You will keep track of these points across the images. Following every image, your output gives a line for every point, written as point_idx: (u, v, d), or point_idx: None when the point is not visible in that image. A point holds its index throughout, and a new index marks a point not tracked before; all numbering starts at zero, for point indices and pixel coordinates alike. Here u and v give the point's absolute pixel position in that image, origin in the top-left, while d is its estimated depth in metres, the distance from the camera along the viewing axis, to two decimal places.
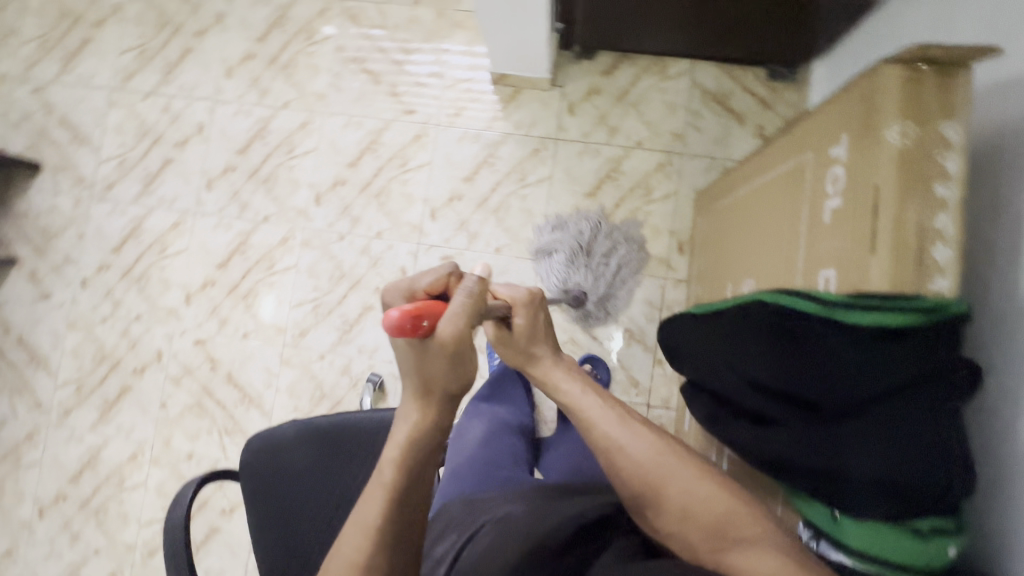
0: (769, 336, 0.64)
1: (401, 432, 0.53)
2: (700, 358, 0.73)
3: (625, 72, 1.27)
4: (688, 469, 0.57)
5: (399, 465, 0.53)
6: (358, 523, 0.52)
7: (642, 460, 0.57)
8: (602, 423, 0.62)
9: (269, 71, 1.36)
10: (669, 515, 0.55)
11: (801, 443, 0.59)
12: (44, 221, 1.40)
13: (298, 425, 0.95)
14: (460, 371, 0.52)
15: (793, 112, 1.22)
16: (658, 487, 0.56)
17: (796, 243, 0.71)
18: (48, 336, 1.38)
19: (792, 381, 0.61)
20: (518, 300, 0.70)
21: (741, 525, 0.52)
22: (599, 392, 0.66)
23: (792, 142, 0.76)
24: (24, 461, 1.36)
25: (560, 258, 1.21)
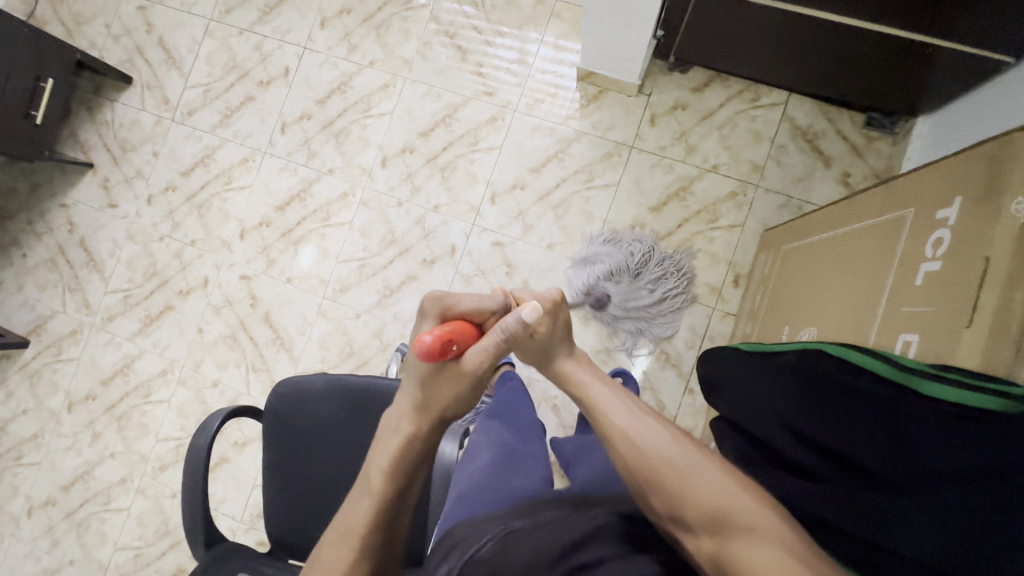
0: (827, 394, 0.63)
1: (391, 443, 0.56)
2: (747, 399, 0.71)
3: (715, 92, 1.23)
4: (697, 459, 0.49)
5: (387, 474, 0.55)
6: (346, 531, 0.54)
7: (648, 448, 0.51)
8: (611, 413, 0.55)
9: (362, 28, 1.37)
10: (672, 511, 0.48)
11: (840, 501, 0.54)
12: (125, 133, 1.46)
13: (328, 379, 0.94)
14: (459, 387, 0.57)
15: (884, 166, 1.17)
16: (661, 479, 0.49)
17: (876, 301, 0.68)
18: (108, 243, 1.43)
19: (839, 439, 0.58)
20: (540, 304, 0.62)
21: (745, 516, 0.45)
22: (610, 381, 0.59)
23: (891, 195, 0.72)
24: (64, 355, 1.42)
25: (600, 268, 1.19)
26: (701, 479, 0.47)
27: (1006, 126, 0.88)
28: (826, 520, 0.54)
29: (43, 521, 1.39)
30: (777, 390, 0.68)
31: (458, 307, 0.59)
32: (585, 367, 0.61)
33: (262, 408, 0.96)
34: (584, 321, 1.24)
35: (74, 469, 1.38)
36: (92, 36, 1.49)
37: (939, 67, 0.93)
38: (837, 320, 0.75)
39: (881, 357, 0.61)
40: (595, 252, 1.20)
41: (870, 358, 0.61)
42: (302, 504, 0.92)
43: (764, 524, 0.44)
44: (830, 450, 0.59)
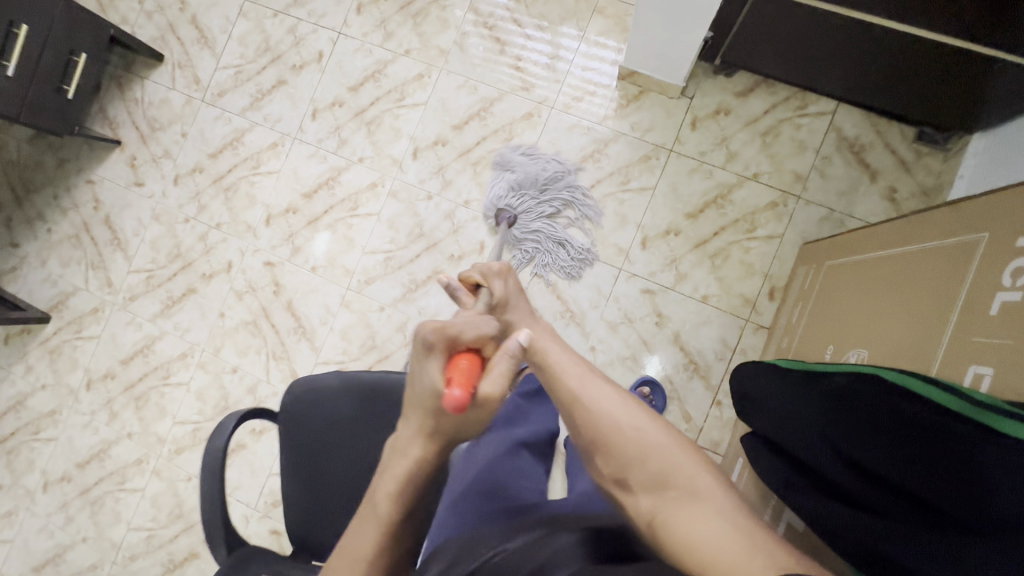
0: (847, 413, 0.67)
1: (398, 467, 0.55)
2: (799, 426, 0.74)
3: (760, 98, 1.20)
4: (643, 421, 0.57)
5: (394, 499, 0.55)
6: (353, 558, 0.55)
7: (603, 407, 0.58)
8: (565, 375, 0.62)
9: (399, 16, 1.34)
10: (615, 468, 0.55)
11: (871, 527, 0.59)
12: (154, 111, 1.44)
13: (340, 376, 0.93)
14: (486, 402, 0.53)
15: (933, 182, 1.13)
16: (607, 439, 0.56)
17: (943, 327, 0.65)
18: (133, 222, 1.42)
19: (877, 462, 0.60)
20: (491, 273, 0.75)
21: (679, 475, 0.52)
22: (567, 350, 0.67)
23: (964, 216, 0.68)
24: (85, 332, 1.42)
25: (510, 177, 1.25)
26: (642, 437, 0.55)
27: None
28: (871, 549, 0.59)
29: (58, 497, 1.39)
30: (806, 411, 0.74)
31: (463, 338, 0.53)
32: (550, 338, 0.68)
33: (276, 410, 0.95)
34: (612, 327, 1.21)
35: (91, 447, 1.38)
36: (124, 12, 1.47)
37: (1003, 82, 0.89)
38: (894, 344, 0.72)
39: (947, 389, 0.59)
40: (510, 161, 1.25)
41: (940, 391, 0.59)
42: (324, 502, 0.91)
43: (699, 483, 0.51)
44: (876, 478, 0.61)
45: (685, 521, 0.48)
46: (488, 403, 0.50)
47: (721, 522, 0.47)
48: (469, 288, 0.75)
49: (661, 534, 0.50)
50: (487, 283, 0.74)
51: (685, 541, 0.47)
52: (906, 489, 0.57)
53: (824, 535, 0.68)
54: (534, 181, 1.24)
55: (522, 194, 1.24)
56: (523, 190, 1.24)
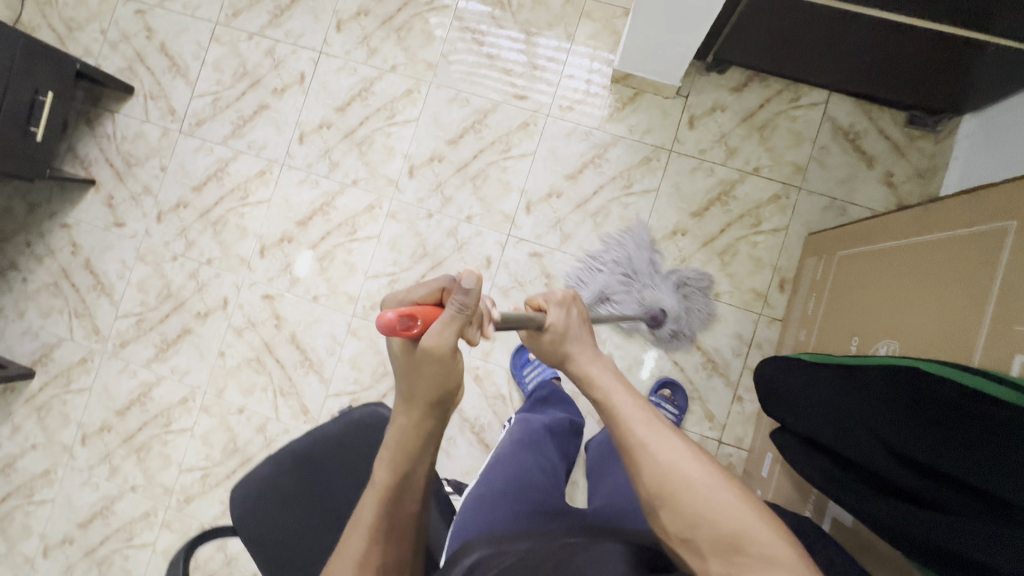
0: (883, 402, 0.69)
1: (390, 434, 0.57)
2: (840, 420, 0.74)
3: (754, 92, 1.20)
4: (713, 477, 0.50)
5: (389, 465, 0.57)
6: (358, 522, 0.57)
7: (662, 465, 0.50)
8: (631, 423, 0.54)
9: (382, 31, 1.30)
10: (681, 525, 0.49)
11: (922, 518, 0.61)
12: (128, 146, 1.37)
13: (268, 460, 0.91)
14: (444, 377, 0.52)
15: (928, 164, 1.15)
16: (675, 492, 0.49)
17: (980, 317, 0.66)
18: (116, 265, 1.35)
19: (924, 453, 0.61)
20: (551, 300, 0.66)
21: (757, 539, 0.45)
22: (635, 395, 0.58)
23: (989, 205, 0.69)
24: (74, 385, 1.34)
25: (606, 290, 1.18)
26: (708, 495, 0.48)
27: None
28: (915, 536, 0.61)
29: (61, 561, 1.31)
30: (835, 403, 0.76)
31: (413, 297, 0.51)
32: (613, 378, 0.60)
33: (230, 528, 0.89)
34: (627, 332, 1.20)
35: (92, 505, 1.31)
36: (86, 43, 1.39)
37: (997, 65, 0.91)
38: (929, 335, 0.73)
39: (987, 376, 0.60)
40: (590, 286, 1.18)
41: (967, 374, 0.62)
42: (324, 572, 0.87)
43: (778, 549, 0.45)
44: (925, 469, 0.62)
45: None
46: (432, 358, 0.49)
47: None
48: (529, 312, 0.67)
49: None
50: (546, 308, 0.66)
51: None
52: (960, 479, 0.58)
53: (880, 532, 0.67)
54: (617, 283, 1.18)
55: (615, 300, 1.18)
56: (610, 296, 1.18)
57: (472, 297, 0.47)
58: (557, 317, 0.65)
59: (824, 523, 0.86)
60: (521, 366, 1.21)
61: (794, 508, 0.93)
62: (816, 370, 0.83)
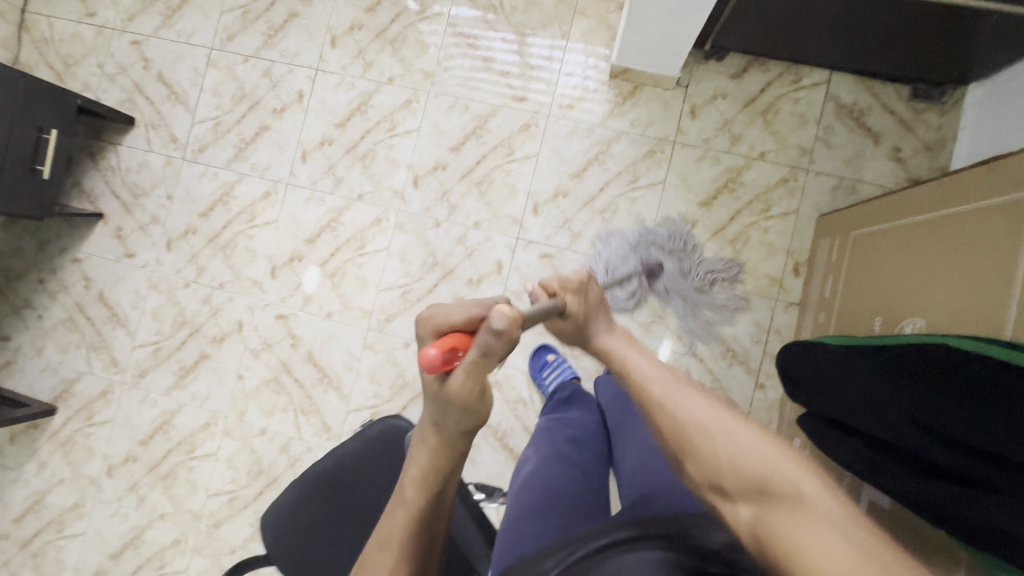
0: (910, 381, 0.69)
1: (420, 456, 0.55)
2: (874, 405, 0.72)
3: (754, 77, 1.19)
4: (732, 424, 0.49)
5: (420, 483, 0.55)
6: (384, 536, 0.55)
7: (684, 414, 0.51)
8: (647, 379, 0.55)
9: (376, 44, 1.30)
10: (705, 474, 0.48)
11: (961, 495, 0.60)
12: (133, 177, 1.38)
13: (294, 491, 0.91)
14: (472, 412, 0.51)
15: (936, 136, 1.14)
16: (697, 442, 0.49)
17: (1007, 289, 0.65)
18: (130, 296, 1.36)
19: (965, 433, 0.60)
20: (568, 286, 0.64)
21: (781, 479, 0.44)
22: (647, 353, 0.60)
23: (1008, 175, 0.68)
24: (97, 418, 1.35)
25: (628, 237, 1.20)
26: (732, 440, 0.47)
27: None
28: (955, 514, 0.60)
29: None
30: (862, 384, 0.75)
31: (450, 322, 0.50)
32: (626, 343, 0.62)
33: (272, 561, 0.90)
34: (643, 327, 1.20)
35: (122, 535, 1.32)
36: (85, 78, 1.40)
37: (1000, 31, 0.90)
38: (955, 311, 0.72)
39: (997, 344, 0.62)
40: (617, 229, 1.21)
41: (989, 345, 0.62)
42: None
43: (805, 489, 0.43)
44: (964, 446, 0.61)
45: (790, 532, 0.41)
46: (460, 393, 0.49)
47: (835, 537, 0.39)
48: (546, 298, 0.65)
49: (769, 548, 0.42)
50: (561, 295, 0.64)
51: (790, 548, 0.40)
52: (1003, 457, 0.57)
53: (924, 513, 0.66)
54: (618, 248, 1.19)
55: (619, 267, 1.18)
56: (614, 262, 1.19)
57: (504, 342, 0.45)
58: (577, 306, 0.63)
59: (861, 507, 0.85)
60: (539, 369, 1.20)
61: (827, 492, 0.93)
62: (840, 354, 0.82)
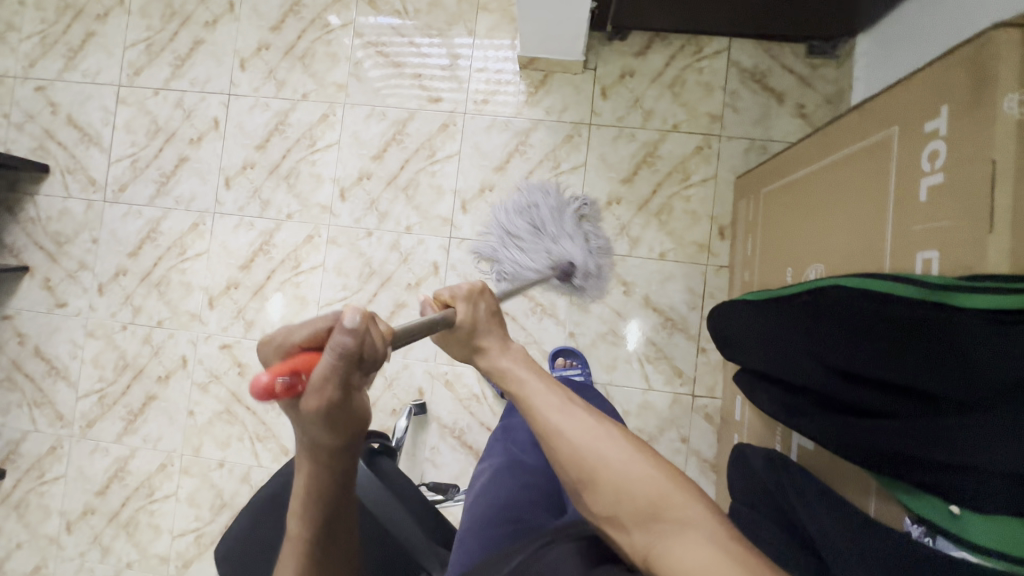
0: (847, 327, 0.64)
1: (298, 486, 0.50)
2: (795, 356, 0.72)
3: (658, 53, 1.22)
4: (628, 452, 0.50)
5: (303, 518, 0.50)
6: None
7: (579, 445, 0.51)
8: (546, 411, 0.55)
9: (286, 62, 1.30)
10: (603, 506, 0.48)
11: (877, 428, 0.59)
12: (55, 226, 1.34)
13: (243, 516, 0.90)
14: (342, 431, 0.45)
15: (834, 90, 1.18)
16: (593, 472, 0.49)
17: (882, 225, 0.68)
18: (67, 346, 1.33)
19: (873, 368, 0.60)
20: (459, 295, 0.66)
21: (675, 507, 0.45)
22: (551, 384, 0.60)
23: (871, 117, 0.71)
24: (48, 475, 1.31)
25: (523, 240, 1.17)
26: (627, 471, 0.48)
27: (935, 41, 0.91)
28: (879, 451, 0.59)
29: None
30: (806, 333, 0.71)
31: (292, 342, 0.43)
32: (526, 367, 0.61)
33: None
34: (584, 308, 1.22)
35: None
36: None
37: None
38: (845, 253, 0.76)
39: (894, 278, 0.62)
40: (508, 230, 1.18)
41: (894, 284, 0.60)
42: None
43: (692, 512, 0.45)
44: (871, 381, 0.61)
45: (677, 556, 0.42)
46: (324, 410, 0.42)
47: (714, 550, 0.41)
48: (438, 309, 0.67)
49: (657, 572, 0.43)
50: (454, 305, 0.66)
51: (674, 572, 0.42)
52: (909, 386, 0.57)
53: (847, 454, 0.65)
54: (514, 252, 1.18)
55: (520, 240, 1.18)
56: (517, 240, 1.18)
57: (360, 340, 0.41)
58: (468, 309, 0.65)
59: (792, 453, 0.86)
60: None
61: (765, 442, 0.96)
62: (781, 309, 0.77)
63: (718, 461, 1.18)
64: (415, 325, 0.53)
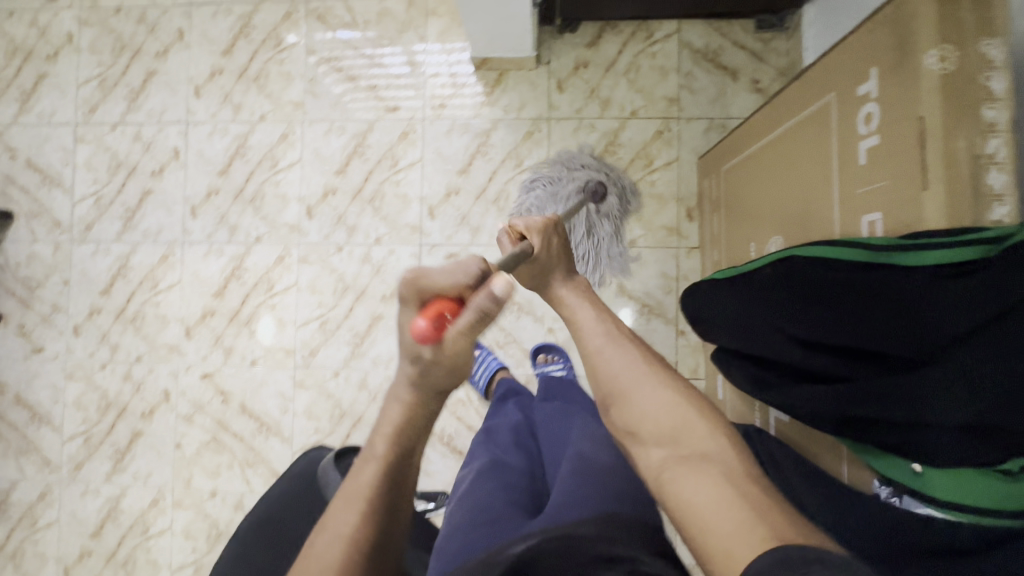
0: (806, 291, 0.61)
1: (393, 412, 0.52)
2: (743, 325, 0.69)
3: (610, 41, 1.22)
4: (656, 384, 0.52)
5: (392, 440, 0.52)
6: (349, 499, 0.51)
7: (617, 370, 0.54)
8: (590, 336, 0.58)
9: (240, 84, 1.29)
10: (629, 422, 0.52)
11: (841, 394, 0.56)
12: (24, 271, 1.33)
13: (227, 552, 0.86)
14: (452, 374, 0.48)
15: (787, 63, 1.19)
16: (624, 395, 0.53)
17: (830, 192, 0.68)
18: (48, 391, 1.32)
19: (833, 332, 0.57)
20: (534, 228, 0.67)
21: (693, 435, 0.48)
22: (602, 310, 0.61)
23: (811, 86, 0.71)
24: (41, 522, 1.30)
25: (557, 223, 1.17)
26: (654, 395, 0.51)
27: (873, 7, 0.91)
28: (843, 416, 0.57)
29: None
30: (760, 302, 0.66)
31: (435, 289, 0.46)
32: (581, 302, 0.62)
33: None
34: None
35: None
36: None
37: None
38: (800, 224, 0.76)
39: (851, 245, 0.59)
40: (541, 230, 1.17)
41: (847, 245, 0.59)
42: None
43: (710, 442, 0.47)
44: (826, 346, 0.60)
45: (685, 482, 0.46)
46: (452, 358, 0.46)
47: (720, 482, 0.44)
48: (514, 240, 0.69)
49: (666, 490, 0.47)
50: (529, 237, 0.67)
51: (679, 495, 0.45)
52: (871, 349, 0.55)
53: (809, 422, 0.62)
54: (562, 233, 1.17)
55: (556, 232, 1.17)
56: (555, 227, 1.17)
57: (501, 305, 0.45)
58: (544, 240, 0.65)
59: (771, 427, 0.86)
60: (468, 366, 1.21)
61: (746, 418, 0.96)
62: (730, 284, 0.73)
63: None
64: (510, 257, 0.59)
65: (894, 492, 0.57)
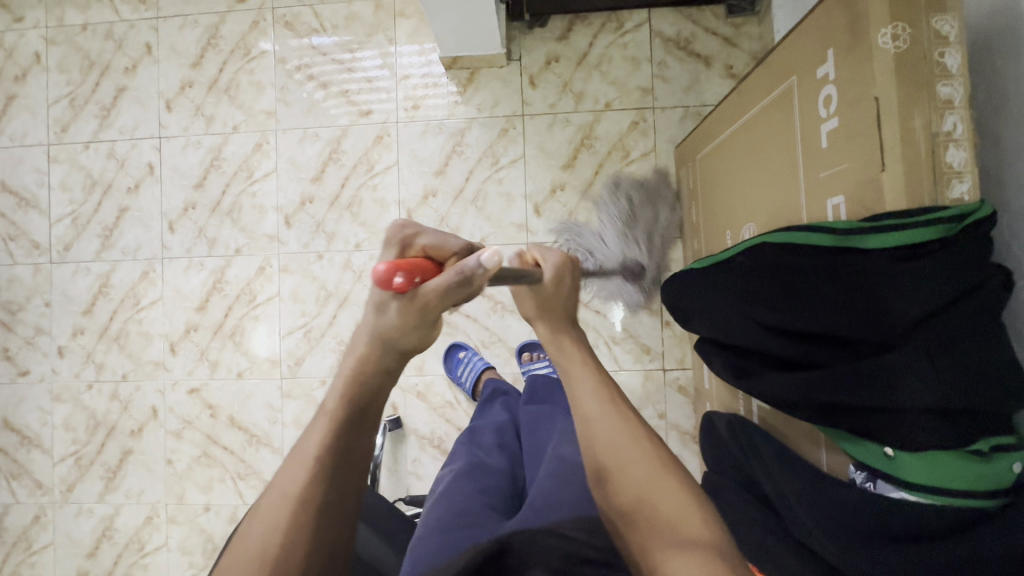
0: (779, 279, 0.59)
1: (348, 362, 0.46)
2: (714, 314, 0.68)
3: (580, 33, 1.21)
4: (652, 463, 0.51)
5: (343, 398, 0.46)
6: (295, 460, 0.45)
7: (610, 441, 0.53)
8: (579, 393, 0.56)
9: (212, 96, 1.28)
10: (624, 500, 0.51)
11: (814, 380, 0.56)
12: (5, 294, 1.33)
13: None
14: (421, 330, 0.44)
15: (759, 47, 1.18)
16: (618, 472, 0.52)
17: (795, 176, 0.68)
18: (35, 414, 1.31)
19: (805, 319, 0.56)
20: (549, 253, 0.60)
21: (689, 525, 0.48)
22: (601, 373, 0.57)
23: (774, 69, 0.70)
24: (37, 545, 1.30)
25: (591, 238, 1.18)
26: (646, 475, 0.51)
27: None
28: (816, 402, 0.57)
29: None
30: (733, 292, 0.64)
31: (419, 243, 0.45)
32: (573, 351, 0.58)
33: None
34: None
35: None
36: None
37: None
38: (770, 210, 0.75)
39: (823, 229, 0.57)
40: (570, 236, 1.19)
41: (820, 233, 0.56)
42: None
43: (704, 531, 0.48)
44: (798, 334, 0.58)
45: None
46: (418, 313, 0.42)
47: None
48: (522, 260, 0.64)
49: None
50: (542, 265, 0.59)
51: None
52: (842, 335, 0.54)
53: (785, 408, 0.61)
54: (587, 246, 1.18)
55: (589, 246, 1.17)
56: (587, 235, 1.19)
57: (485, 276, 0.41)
58: (556, 272, 0.58)
59: (754, 415, 0.86)
60: (454, 367, 1.21)
61: (731, 407, 0.96)
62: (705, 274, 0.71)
63: (697, 431, 1.18)
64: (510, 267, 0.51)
65: (868, 477, 0.57)
